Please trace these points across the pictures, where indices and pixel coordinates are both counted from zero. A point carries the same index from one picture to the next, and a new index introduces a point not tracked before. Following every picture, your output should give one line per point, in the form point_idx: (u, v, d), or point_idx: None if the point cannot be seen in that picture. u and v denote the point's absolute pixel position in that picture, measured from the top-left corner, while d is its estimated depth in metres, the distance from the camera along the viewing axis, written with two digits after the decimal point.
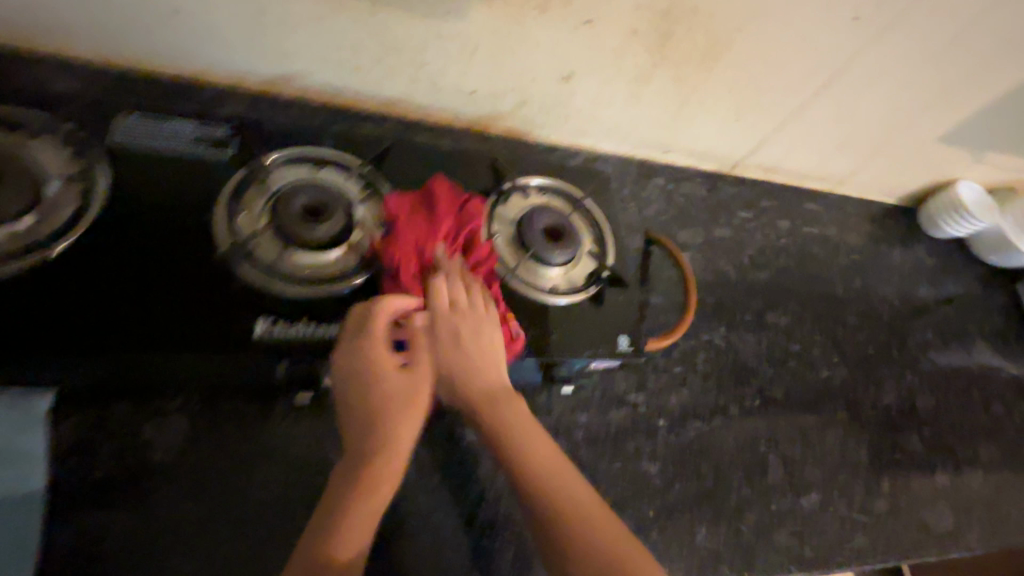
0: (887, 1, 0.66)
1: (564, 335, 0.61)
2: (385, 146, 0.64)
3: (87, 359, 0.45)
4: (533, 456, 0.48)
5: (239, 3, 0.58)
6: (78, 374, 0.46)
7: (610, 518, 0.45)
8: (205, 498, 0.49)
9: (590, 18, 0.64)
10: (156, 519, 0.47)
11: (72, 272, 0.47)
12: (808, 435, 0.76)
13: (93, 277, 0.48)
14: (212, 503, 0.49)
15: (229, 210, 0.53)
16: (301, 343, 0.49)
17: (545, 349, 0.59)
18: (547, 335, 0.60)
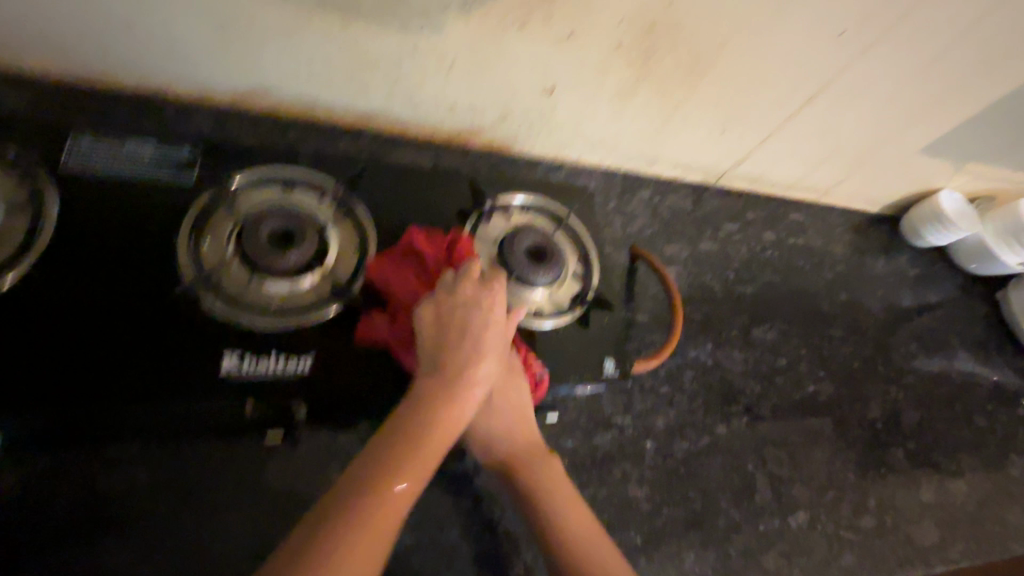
0: (870, 17, 0.66)
1: (550, 361, 0.61)
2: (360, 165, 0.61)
3: (36, 408, 0.42)
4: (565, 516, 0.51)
5: (201, 16, 0.56)
6: (22, 423, 0.42)
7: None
8: (164, 549, 0.46)
9: (572, 33, 0.63)
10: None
11: (18, 307, 0.44)
12: (795, 453, 0.76)
13: (42, 313, 0.45)
14: (172, 555, 0.46)
15: (193, 238, 0.50)
16: (266, 381, 0.48)
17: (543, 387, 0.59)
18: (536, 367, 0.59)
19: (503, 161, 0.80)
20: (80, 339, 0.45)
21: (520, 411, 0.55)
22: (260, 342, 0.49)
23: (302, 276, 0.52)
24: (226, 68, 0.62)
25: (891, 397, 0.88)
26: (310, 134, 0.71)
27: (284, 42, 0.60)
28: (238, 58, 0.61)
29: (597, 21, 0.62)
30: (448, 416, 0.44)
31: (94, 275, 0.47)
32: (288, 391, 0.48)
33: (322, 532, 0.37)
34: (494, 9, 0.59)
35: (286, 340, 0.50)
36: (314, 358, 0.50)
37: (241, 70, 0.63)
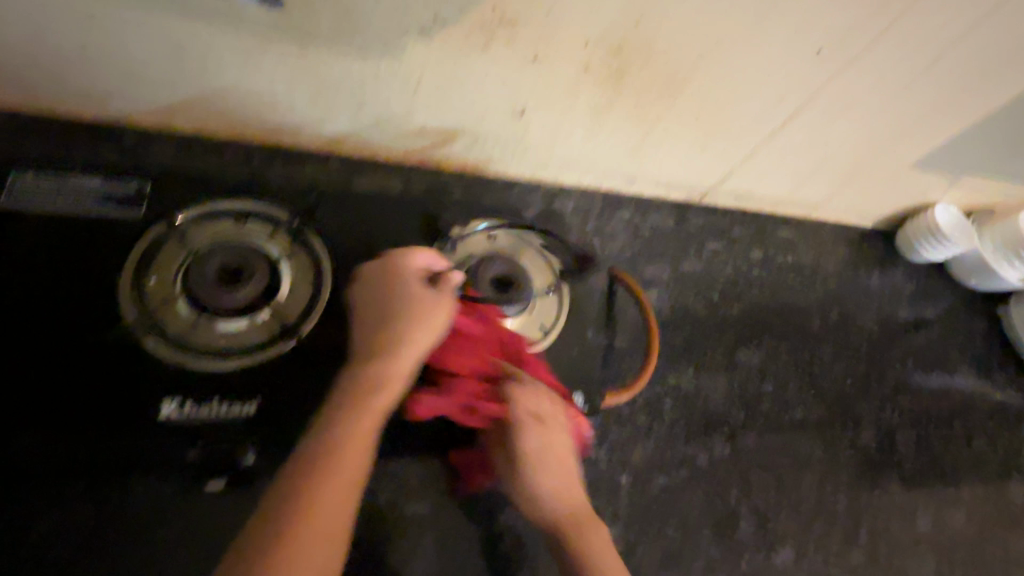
0: (850, 33, 0.63)
1: None
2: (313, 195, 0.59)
3: None
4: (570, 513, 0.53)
5: (153, 45, 0.55)
6: None
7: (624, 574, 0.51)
8: None
9: (538, 53, 0.61)
10: None
11: None
12: (781, 483, 0.73)
13: None
14: None
15: (136, 276, 0.49)
16: (211, 426, 0.46)
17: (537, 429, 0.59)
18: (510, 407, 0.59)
19: (477, 182, 0.78)
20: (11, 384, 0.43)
21: (566, 454, 0.55)
22: (201, 383, 0.47)
23: (251, 314, 0.50)
24: (185, 95, 0.61)
25: (885, 421, 0.85)
26: (275, 159, 0.69)
27: (241, 69, 0.59)
28: (196, 85, 0.60)
29: (562, 42, 0.60)
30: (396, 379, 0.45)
31: (29, 316, 0.46)
32: (231, 437, 0.46)
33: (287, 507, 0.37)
34: (454, 32, 0.57)
35: (231, 380, 0.48)
36: (261, 400, 0.48)
37: (200, 96, 0.62)
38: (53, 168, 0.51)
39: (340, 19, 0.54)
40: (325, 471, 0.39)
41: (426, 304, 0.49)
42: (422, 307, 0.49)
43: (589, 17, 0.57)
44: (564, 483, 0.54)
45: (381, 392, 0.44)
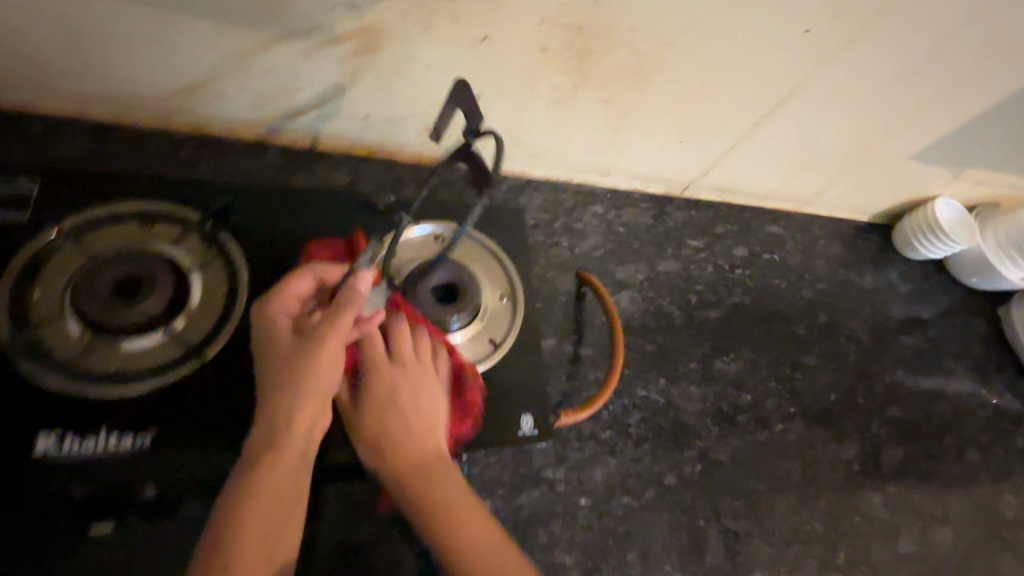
0: (843, 13, 0.56)
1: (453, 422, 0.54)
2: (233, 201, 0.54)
3: None
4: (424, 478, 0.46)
5: (46, 23, 0.48)
6: None
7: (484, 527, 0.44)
8: None
9: (488, 34, 0.54)
10: None
11: None
12: (755, 504, 0.68)
13: None
14: None
15: (18, 291, 0.44)
16: (90, 463, 0.41)
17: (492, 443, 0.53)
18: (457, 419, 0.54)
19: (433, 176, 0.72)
20: None
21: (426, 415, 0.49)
22: (94, 413, 0.42)
23: (154, 329, 0.45)
24: (93, 80, 0.54)
25: (871, 432, 0.80)
26: (207, 150, 0.63)
27: (152, 50, 0.52)
28: (104, 68, 0.53)
29: (513, 21, 0.53)
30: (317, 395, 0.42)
31: None
32: (119, 474, 0.41)
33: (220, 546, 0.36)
34: (389, 10, 0.50)
35: (128, 407, 0.43)
36: (156, 431, 0.43)
37: (112, 82, 0.55)
38: None
39: None
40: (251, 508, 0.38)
41: (317, 335, 0.43)
42: (317, 339, 0.43)
43: None
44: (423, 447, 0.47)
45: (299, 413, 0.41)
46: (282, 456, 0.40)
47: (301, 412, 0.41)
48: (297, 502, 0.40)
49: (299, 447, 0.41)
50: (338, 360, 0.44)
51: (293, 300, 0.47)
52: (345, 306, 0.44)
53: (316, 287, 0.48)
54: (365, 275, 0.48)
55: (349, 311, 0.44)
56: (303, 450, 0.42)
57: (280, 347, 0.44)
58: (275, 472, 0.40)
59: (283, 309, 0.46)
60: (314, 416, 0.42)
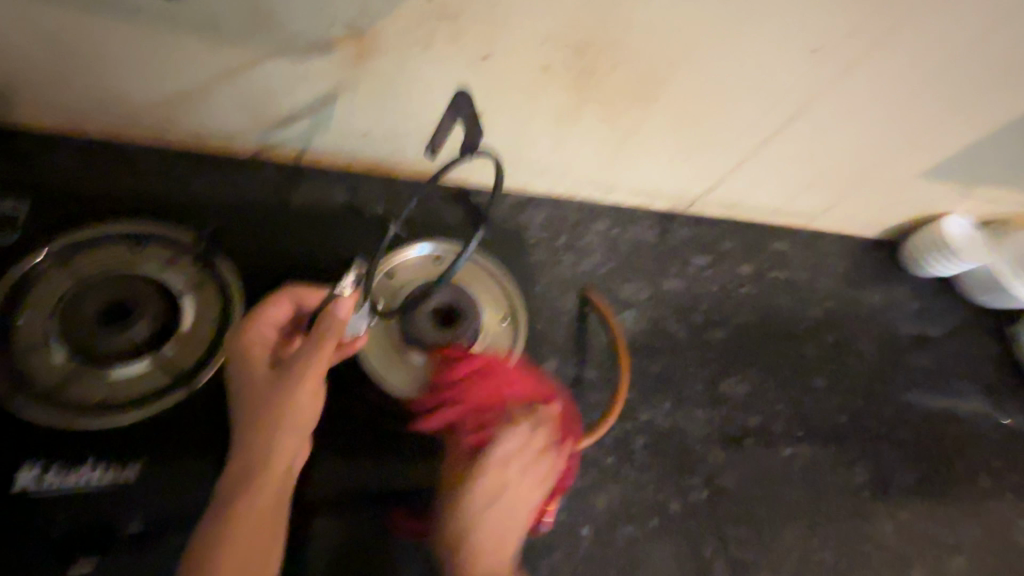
0: (853, 31, 0.55)
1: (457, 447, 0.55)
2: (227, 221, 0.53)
3: None
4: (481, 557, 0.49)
5: (36, 40, 0.47)
6: None
7: None
8: None
9: (489, 53, 0.53)
10: None
11: None
12: (761, 533, 0.66)
13: None
14: None
15: (3, 317, 0.43)
16: (76, 497, 0.40)
17: None
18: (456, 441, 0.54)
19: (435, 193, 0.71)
20: None
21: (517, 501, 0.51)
22: (77, 444, 0.41)
23: (143, 356, 0.44)
24: (87, 97, 0.53)
25: (880, 457, 0.78)
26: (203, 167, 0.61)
27: (147, 68, 0.51)
28: (97, 85, 0.52)
29: (516, 38, 0.52)
30: (295, 424, 0.42)
31: None
32: (105, 509, 0.40)
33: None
34: (389, 29, 0.49)
35: (115, 437, 0.42)
36: (143, 462, 0.42)
37: (106, 99, 0.54)
38: None
39: (250, 12, 0.46)
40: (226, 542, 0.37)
41: (296, 366, 0.43)
42: (297, 372, 0.43)
43: (545, 11, 0.49)
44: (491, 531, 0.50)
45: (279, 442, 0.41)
46: (260, 492, 0.39)
47: (282, 446, 0.41)
48: (277, 532, 0.40)
49: (278, 480, 0.41)
50: (318, 392, 0.44)
51: (271, 327, 0.46)
52: (325, 335, 0.43)
53: (293, 313, 0.48)
54: (344, 300, 0.46)
55: (332, 337, 0.44)
56: (281, 484, 0.41)
57: (258, 379, 0.43)
58: (253, 508, 0.39)
59: (260, 337, 0.45)
60: (294, 449, 0.42)
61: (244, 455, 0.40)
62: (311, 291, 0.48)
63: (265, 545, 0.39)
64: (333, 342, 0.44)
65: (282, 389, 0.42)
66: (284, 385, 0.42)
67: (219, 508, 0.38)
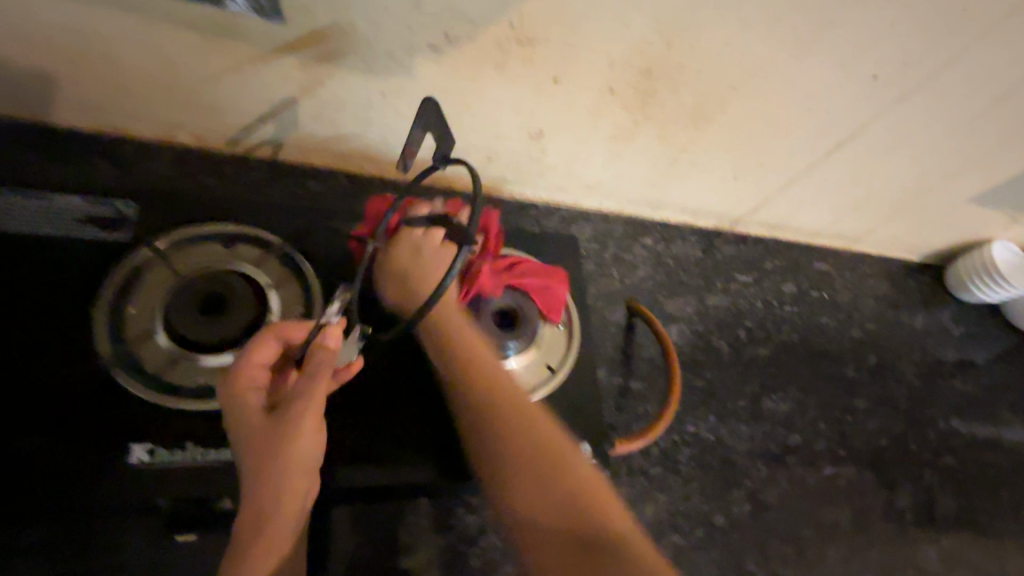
0: (912, 61, 0.56)
1: None
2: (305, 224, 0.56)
3: None
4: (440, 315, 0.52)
5: (149, 56, 0.51)
6: None
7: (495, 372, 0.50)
8: None
9: (558, 75, 0.56)
10: None
11: None
12: (803, 550, 0.67)
13: None
14: None
15: (115, 307, 0.46)
16: (178, 475, 0.43)
17: None
18: None
19: (490, 204, 0.74)
20: None
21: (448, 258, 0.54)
22: (179, 425, 0.44)
23: (233, 347, 0.47)
24: (180, 106, 0.58)
25: (924, 481, 0.77)
26: (280, 175, 0.65)
27: (243, 83, 0.55)
28: (193, 97, 0.56)
29: (585, 62, 0.55)
30: (303, 465, 0.41)
31: None
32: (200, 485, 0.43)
33: None
34: (468, 51, 0.53)
35: (209, 424, 0.45)
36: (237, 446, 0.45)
37: (198, 108, 0.58)
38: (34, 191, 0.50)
39: (343, 34, 0.50)
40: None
41: (293, 409, 0.41)
42: (297, 414, 0.41)
43: (616, 38, 0.52)
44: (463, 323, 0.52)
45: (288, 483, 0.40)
46: (275, 538, 0.40)
47: (292, 488, 0.40)
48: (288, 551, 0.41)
49: (290, 523, 0.41)
50: (320, 433, 0.43)
51: (261, 370, 0.44)
52: (320, 374, 0.43)
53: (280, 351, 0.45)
54: (332, 330, 0.45)
55: (327, 370, 0.43)
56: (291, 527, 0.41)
57: (257, 427, 0.41)
58: (271, 555, 0.39)
59: (252, 382, 0.43)
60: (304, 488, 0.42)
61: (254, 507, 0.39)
62: (297, 325, 0.46)
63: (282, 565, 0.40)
64: (326, 378, 0.43)
65: (288, 432, 0.40)
66: (284, 432, 0.40)
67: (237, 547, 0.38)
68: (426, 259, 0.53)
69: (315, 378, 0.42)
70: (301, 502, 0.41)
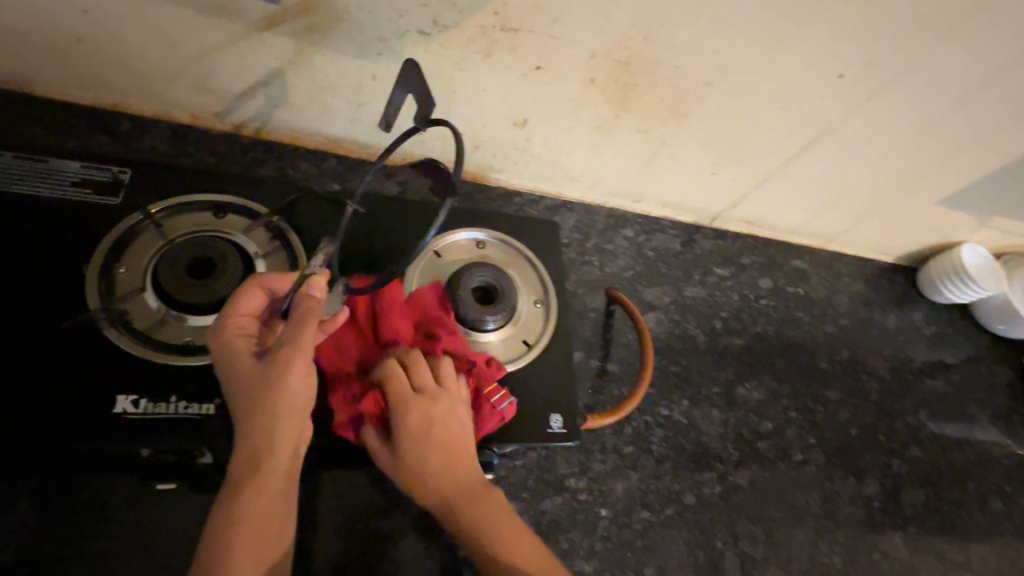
0: (876, 61, 0.60)
1: (512, 421, 0.57)
2: (293, 196, 0.57)
3: None
4: (454, 481, 0.48)
5: (149, 35, 0.54)
6: None
7: (526, 542, 0.48)
8: None
9: (541, 65, 0.59)
10: None
11: None
12: (771, 531, 0.69)
13: None
14: None
15: (106, 266, 0.48)
16: (162, 426, 0.44)
17: (528, 434, 0.56)
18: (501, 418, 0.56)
19: (475, 192, 0.76)
20: None
21: (450, 416, 0.50)
22: (164, 380, 0.46)
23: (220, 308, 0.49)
24: (177, 84, 0.60)
25: (892, 470, 0.80)
26: (273, 156, 0.68)
27: (239, 63, 0.57)
28: (192, 76, 0.59)
29: (567, 53, 0.58)
30: (288, 409, 0.43)
31: None
32: (180, 438, 0.44)
33: (219, 552, 0.40)
34: (456, 39, 0.56)
35: (193, 379, 0.47)
36: (219, 401, 0.46)
37: (195, 87, 0.60)
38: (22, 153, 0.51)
39: (336, 17, 0.53)
40: (235, 513, 0.41)
41: (280, 353, 0.43)
42: (285, 357, 0.43)
43: (597, 30, 0.55)
44: (487, 499, 0.48)
45: (275, 425, 0.42)
46: (268, 479, 0.42)
47: (279, 429, 0.42)
48: (287, 492, 0.44)
49: (285, 463, 0.43)
50: (308, 377, 0.44)
51: (247, 319, 0.46)
52: (302, 320, 0.44)
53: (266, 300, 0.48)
54: (316, 280, 0.47)
55: (310, 317, 0.44)
56: (284, 468, 0.43)
57: (246, 372, 0.43)
58: (262, 496, 0.42)
59: (239, 328, 0.45)
60: (294, 432, 0.43)
61: (244, 448, 0.42)
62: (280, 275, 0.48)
63: (280, 505, 0.43)
64: (313, 325, 0.45)
65: (271, 373, 0.43)
66: (272, 375, 0.43)
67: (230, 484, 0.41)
68: (430, 408, 0.49)
69: (299, 324, 0.44)
70: (292, 445, 0.43)
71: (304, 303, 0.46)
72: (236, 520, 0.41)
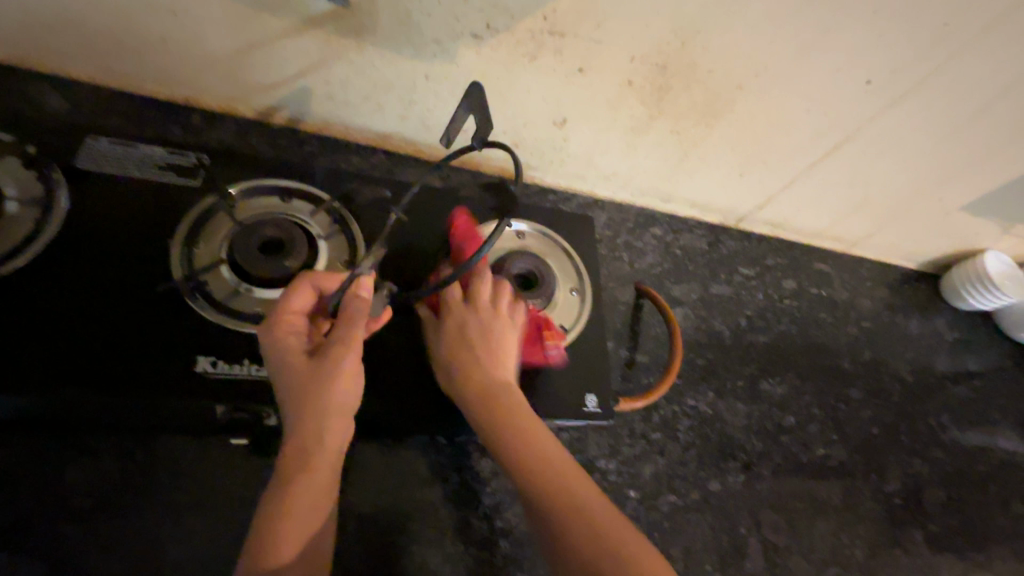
0: (901, 70, 0.63)
1: (549, 395, 0.61)
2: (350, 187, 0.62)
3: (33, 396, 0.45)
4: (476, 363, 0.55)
5: (227, 35, 0.59)
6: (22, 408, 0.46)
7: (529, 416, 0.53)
8: (115, 536, 0.48)
9: (583, 67, 0.63)
10: (60, 559, 0.46)
11: (34, 296, 0.48)
12: (794, 520, 0.71)
13: (54, 306, 0.48)
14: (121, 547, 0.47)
15: (188, 241, 0.54)
16: (240, 385, 0.49)
17: (562, 411, 0.60)
18: (536, 392, 0.60)
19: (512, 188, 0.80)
20: (62, 332, 0.47)
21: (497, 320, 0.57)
22: (240, 345, 0.51)
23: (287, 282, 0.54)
24: (246, 83, 0.65)
25: (914, 469, 0.81)
26: (327, 150, 0.73)
27: (305, 64, 0.62)
28: (261, 74, 0.64)
29: (608, 56, 0.61)
30: (338, 409, 0.46)
31: (81, 271, 0.50)
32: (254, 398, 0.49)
33: (273, 542, 0.41)
34: (506, 42, 0.60)
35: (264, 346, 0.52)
36: None
37: (261, 86, 0.65)
38: (119, 142, 0.59)
39: (398, 21, 0.57)
40: (287, 511, 0.42)
41: (335, 351, 0.46)
42: (338, 356, 0.46)
43: (638, 35, 0.59)
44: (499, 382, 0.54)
45: (327, 423, 0.45)
46: (316, 474, 0.44)
47: (330, 426, 0.45)
48: (332, 487, 0.46)
49: (333, 458, 0.46)
50: (356, 376, 0.48)
51: (298, 317, 0.49)
52: (356, 321, 0.48)
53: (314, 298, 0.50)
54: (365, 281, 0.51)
55: (360, 319, 0.48)
56: (332, 463, 0.46)
57: (300, 368, 0.46)
58: (310, 491, 0.44)
59: (291, 328, 0.48)
60: (340, 427, 0.46)
61: (298, 443, 0.44)
62: (329, 275, 0.51)
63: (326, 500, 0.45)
64: (363, 323, 0.49)
65: (325, 371, 0.45)
66: (327, 370, 0.45)
67: (280, 481, 0.43)
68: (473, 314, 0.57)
69: (352, 324, 0.48)
70: (341, 441, 0.46)
71: (354, 305, 0.49)
72: (282, 513, 0.42)
